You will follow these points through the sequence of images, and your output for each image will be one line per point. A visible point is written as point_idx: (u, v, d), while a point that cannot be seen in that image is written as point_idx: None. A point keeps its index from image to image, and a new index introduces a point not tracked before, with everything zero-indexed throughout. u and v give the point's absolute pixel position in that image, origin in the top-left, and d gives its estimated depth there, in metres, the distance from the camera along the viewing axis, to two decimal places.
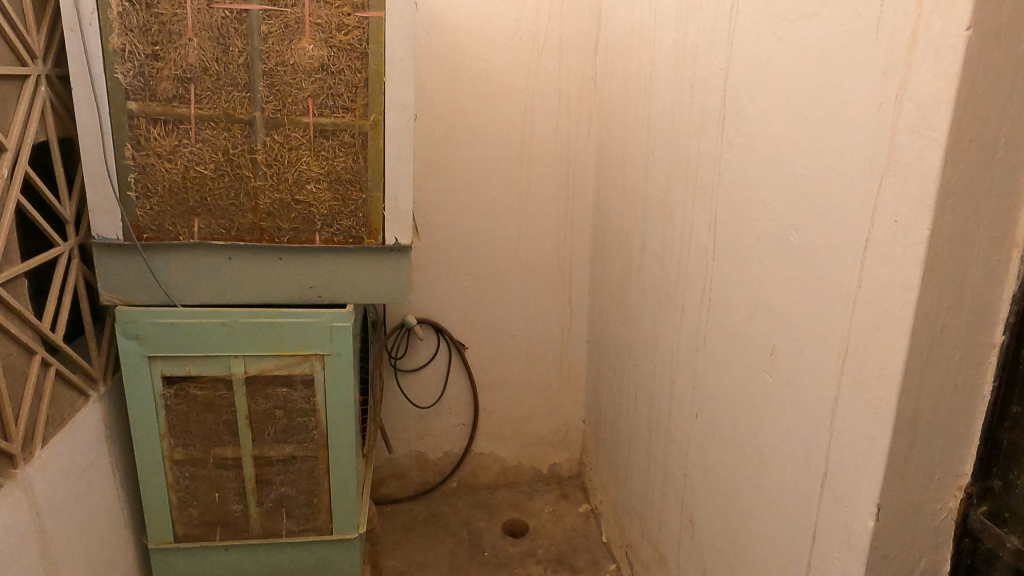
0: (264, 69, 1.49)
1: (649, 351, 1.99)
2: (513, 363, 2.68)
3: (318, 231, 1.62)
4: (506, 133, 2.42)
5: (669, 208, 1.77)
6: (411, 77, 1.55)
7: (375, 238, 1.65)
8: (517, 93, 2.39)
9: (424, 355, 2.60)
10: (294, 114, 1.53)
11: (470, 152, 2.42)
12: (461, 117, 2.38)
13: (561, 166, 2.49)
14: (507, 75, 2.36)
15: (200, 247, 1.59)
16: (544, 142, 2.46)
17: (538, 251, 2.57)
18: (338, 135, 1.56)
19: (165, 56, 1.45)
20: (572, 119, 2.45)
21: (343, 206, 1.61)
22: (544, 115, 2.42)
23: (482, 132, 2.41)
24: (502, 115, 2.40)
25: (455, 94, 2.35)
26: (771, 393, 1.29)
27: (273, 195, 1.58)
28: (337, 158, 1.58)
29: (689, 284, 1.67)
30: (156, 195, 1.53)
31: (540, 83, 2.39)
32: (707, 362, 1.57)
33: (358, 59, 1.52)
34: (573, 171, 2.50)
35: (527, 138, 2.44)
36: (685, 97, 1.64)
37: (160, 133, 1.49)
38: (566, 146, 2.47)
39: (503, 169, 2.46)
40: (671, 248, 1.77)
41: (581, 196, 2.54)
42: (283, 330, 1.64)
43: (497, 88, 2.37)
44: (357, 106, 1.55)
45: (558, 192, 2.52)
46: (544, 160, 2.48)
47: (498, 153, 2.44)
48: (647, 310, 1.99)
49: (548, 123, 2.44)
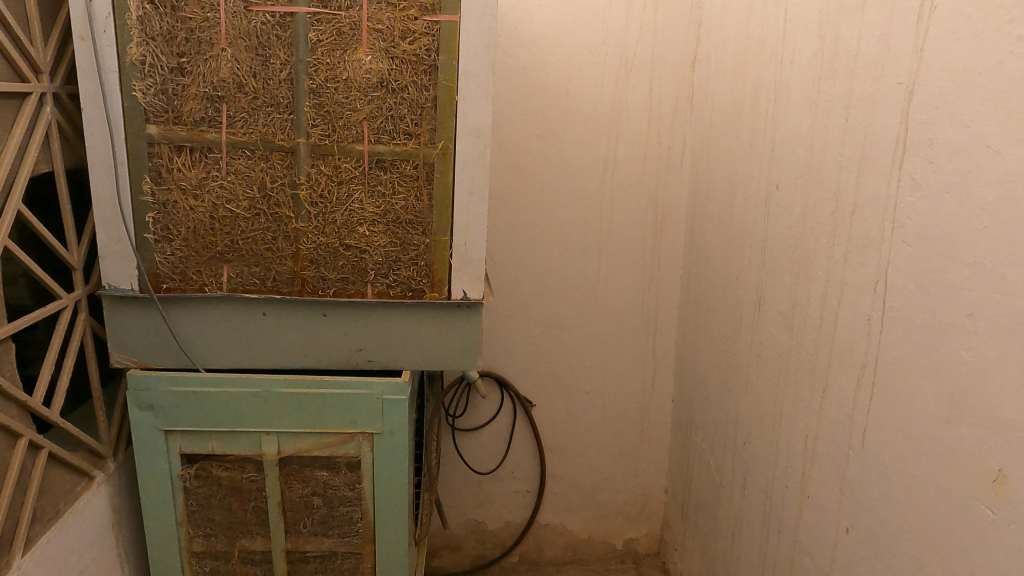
0: (311, 85, 1.21)
1: (765, 431, 1.62)
2: (586, 424, 2.33)
3: (370, 282, 1.33)
4: (585, 162, 2.11)
5: (804, 260, 1.41)
6: (489, 97, 1.25)
7: (439, 290, 1.35)
8: (598, 117, 2.07)
9: (485, 413, 2.28)
10: (346, 140, 1.25)
11: (543, 183, 2.11)
12: (533, 143, 2.08)
13: (648, 199, 2.16)
14: (588, 96, 2.05)
15: (229, 301, 1.31)
16: (630, 172, 2.13)
17: (619, 297, 2.23)
18: (398, 166, 1.27)
19: (193, 70, 1.19)
20: (663, 147, 2.11)
21: (401, 252, 1.32)
22: (630, 142, 2.10)
23: (557, 160, 2.10)
24: (580, 141, 2.09)
25: (528, 117, 2.05)
26: (993, 534, 0.92)
27: (318, 238, 1.29)
28: (396, 194, 1.29)
29: (835, 358, 1.30)
30: (178, 237, 1.26)
31: (628, 103, 2.07)
32: (867, 465, 1.20)
33: (425, 73, 1.23)
34: (662, 205, 2.16)
35: (610, 168, 2.12)
36: (833, 122, 1.29)
37: (185, 163, 1.22)
38: (655, 177, 2.14)
39: (580, 202, 2.14)
40: (805, 308, 1.41)
41: (671, 234, 2.19)
42: (325, 404, 1.34)
43: (576, 111, 2.06)
44: (423, 131, 1.26)
45: (643, 230, 2.18)
46: (628, 193, 2.14)
47: (575, 184, 2.12)
48: (762, 378, 1.63)
49: (634, 151, 2.11)
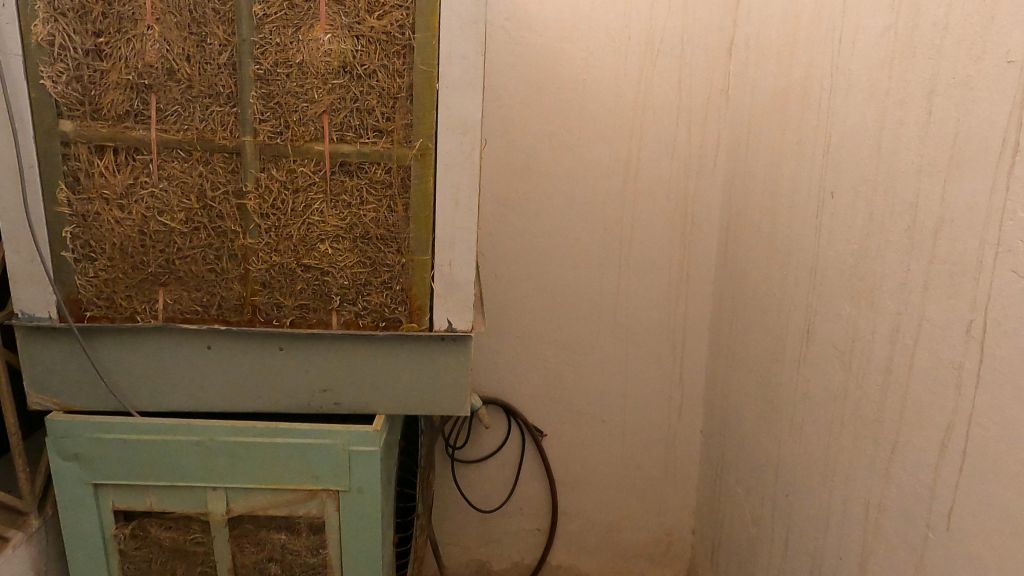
0: (258, 71, 0.98)
1: (815, 485, 1.35)
2: (603, 457, 2.08)
3: (335, 310, 1.10)
4: (604, 163, 1.86)
5: (867, 284, 1.15)
6: (479, 87, 1.01)
7: (418, 320, 1.12)
8: (619, 112, 1.82)
9: (490, 444, 2.04)
10: (302, 139, 1.02)
11: (555, 188, 1.87)
12: (545, 143, 1.83)
13: (675, 206, 1.90)
14: (608, 88, 1.80)
15: (166, 333, 1.09)
16: (656, 175, 1.87)
17: (641, 316, 1.98)
18: (366, 170, 1.04)
19: (114, 53, 0.97)
20: (693, 146, 1.86)
21: (372, 274, 1.09)
22: (656, 140, 1.85)
23: (572, 162, 1.85)
24: (599, 139, 1.84)
25: (539, 112, 1.81)
26: None
27: (271, 258, 1.07)
28: (365, 205, 1.06)
29: (909, 411, 1.04)
30: (103, 256, 1.05)
31: (653, 96, 1.81)
32: (955, 554, 0.93)
33: (398, 55, 1.00)
34: (691, 212, 1.91)
35: (633, 170, 1.87)
36: (910, 114, 1.03)
37: (107, 166, 1.01)
38: (684, 180, 1.88)
39: (598, 209, 1.89)
40: (868, 343, 1.15)
41: (702, 245, 1.93)
42: (281, 456, 1.12)
43: (594, 105, 1.81)
44: (397, 128, 1.03)
45: (670, 240, 1.93)
46: (653, 199, 1.89)
47: (593, 188, 1.87)
48: (811, 421, 1.37)
49: (660, 151, 1.86)
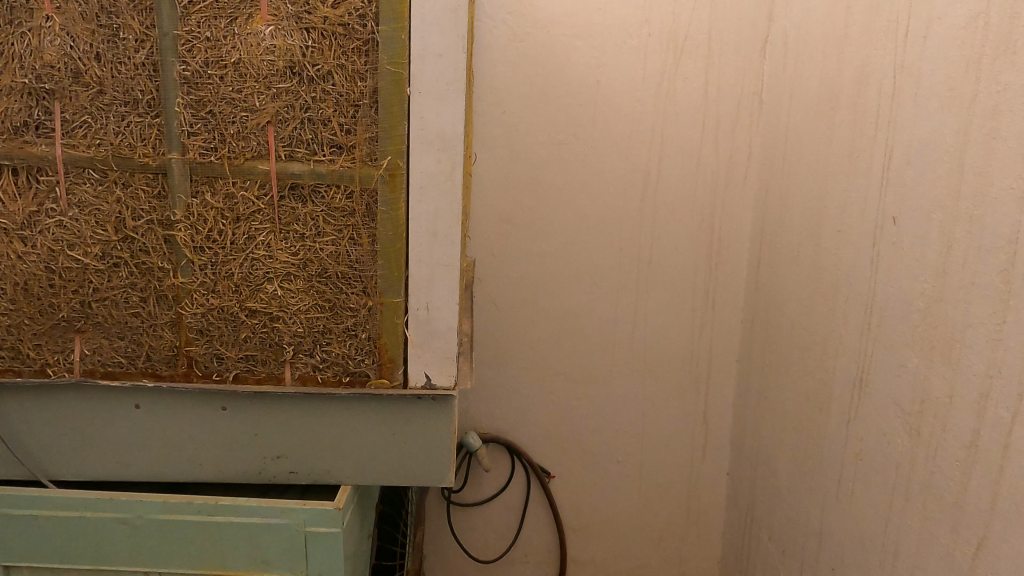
0: (185, 73, 0.80)
1: (870, 566, 1.13)
2: (617, 502, 1.87)
3: (288, 363, 0.91)
4: (620, 176, 1.65)
5: (944, 333, 0.93)
6: (460, 92, 0.83)
7: (389, 375, 0.92)
8: (637, 118, 1.61)
9: (491, 485, 1.84)
10: (241, 156, 0.83)
11: (566, 203, 1.66)
12: (553, 152, 1.63)
13: (700, 224, 1.69)
14: (625, 92, 1.59)
15: (83, 389, 0.90)
16: (679, 189, 1.66)
17: (661, 346, 1.77)
18: (322, 195, 0.85)
19: (7, 51, 0.78)
20: (722, 157, 1.65)
21: (332, 320, 0.90)
22: (679, 150, 1.64)
23: (584, 174, 1.64)
24: (615, 149, 1.63)
25: (546, 118, 1.61)
26: None
27: (207, 300, 0.87)
28: (321, 236, 0.86)
29: (1005, 500, 0.82)
30: (5, 298, 0.86)
31: (676, 100, 1.60)
32: None
33: (358, 53, 0.81)
34: (718, 230, 1.69)
35: (653, 183, 1.65)
36: (1010, 123, 0.81)
37: (4, 190, 0.82)
38: (710, 195, 1.67)
39: (613, 227, 1.68)
40: (945, 406, 0.93)
41: (730, 267, 1.72)
42: (225, 536, 0.92)
43: (609, 110, 1.61)
44: (359, 142, 0.84)
45: (693, 262, 1.71)
46: (675, 216, 1.68)
47: (608, 204, 1.67)
48: (865, 488, 1.15)
49: (683, 162, 1.65)
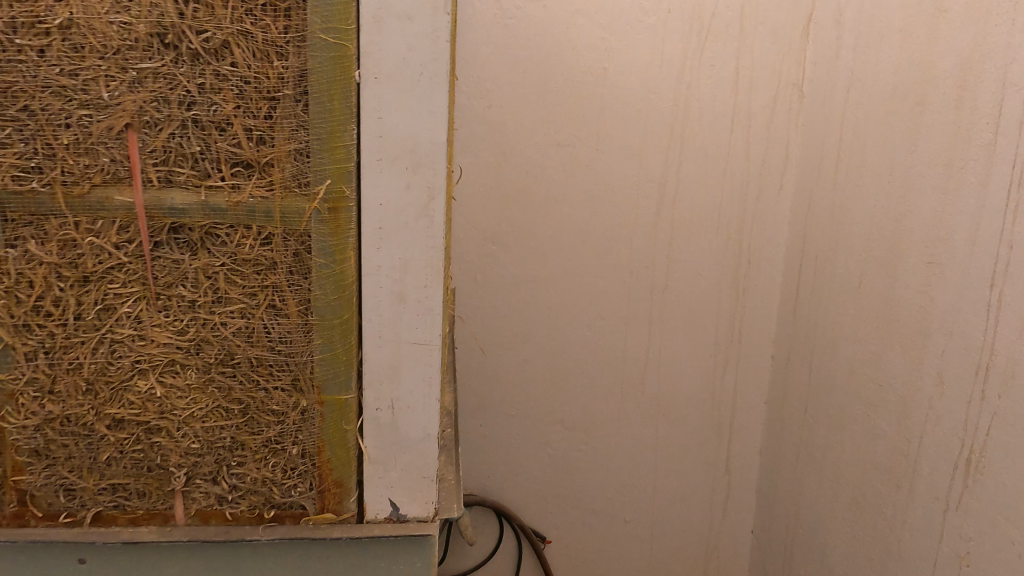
0: None
1: None
2: (624, 569, 1.58)
3: (178, 495, 0.59)
4: (631, 185, 1.36)
5: None
6: (441, 79, 0.52)
7: (337, 505, 0.61)
8: (651, 114, 1.32)
9: (475, 554, 1.53)
10: (84, 180, 0.51)
11: (565, 218, 1.36)
12: (550, 156, 1.33)
13: (725, 242, 1.41)
14: (638, 82, 1.30)
15: None
16: (701, 200, 1.38)
17: (677, 387, 1.49)
18: (222, 240, 0.54)
19: None
20: (753, 161, 1.36)
21: (245, 429, 0.58)
22: (702, 154, 1.35)
23: (588, 183, 1.35)
24: (625, 152, 1.34)
25: (542, 113, 1.30)
26: None
27: (44, 405, 0.56)
28: (223, 303, 0.55)
29: None
30: None
31: (700, 94, 1.32)
32: None
33: (272, 12, 0.50)
34: (746, 250, 1.42)
35: (670, 193, 1.37)
36: None
37: None
38: (738, 208, 1.39)
39: (622, 247, 1.39)
40: None
41: (760, 292, 1.44)
42: None
43: (618, 104, 1.31)
44: (278, 158, 0.53)
45: (716, 288, 1.43)
46: (696, 233, 1.40)
47: (616, 219, 1.37)
48: None
49: (706, 169, 1.36)
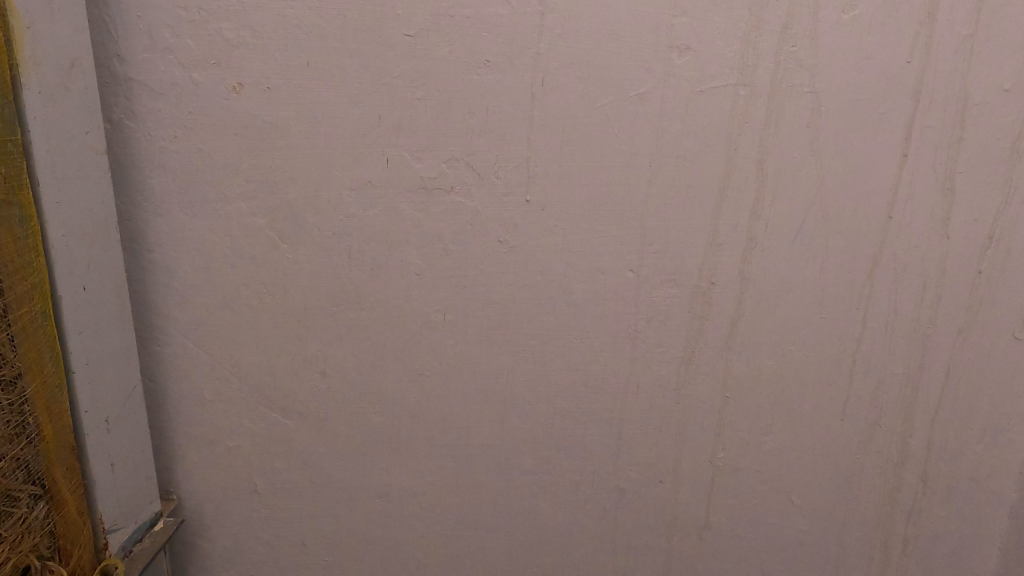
0: None
1: None
2: None
3: None
4: (617, 293, 0.53)
5: None
6: None
7: None
8: (673, 111, 0.48)
9: None
10: None
11: (451, 367, 0.56)
12: (405, 219, 0.52)
13: (864, 436, 0.56)
14: (635, 24, 0.47)
15: None
16: (806, 335, 0.53)
17: None
18: None
19: None
20: (961, 239, 0.50)
21: None
22: (816, 219, 0.50)
23: (506, 285, 0.53)
24: (603, 212, 0.51)
25: (376, 109, 0.50)
26: None
27: None
28: None
29: None
30: None
31: (818, 52, 0.47)
32: None
33: None
34: (917, 455, 0.56)
35: (725, 316, 0.53)
36: None
37: None
38: (905, 356, 0.53)
39: (597, 436, 0.57)
40: None
41: (944, 549, 0.59)
42: None
43: (581, 85, 0.48)
44: None
45: (830, 538, 0.59)
46: (787, 412, 0.55)
47: (581, 373, 0.55)
48: None
49: (825, 257, 0.51)
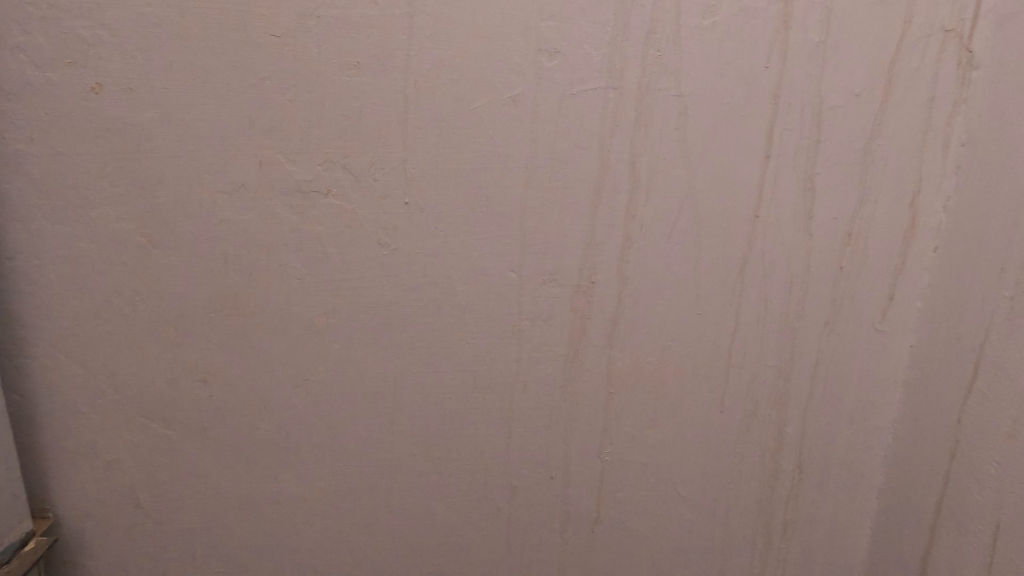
0: None
1: None
2: None
3: None
4: (500, 293, 0.53)
5: None
6: None
7: None
8: (545, 113, 0.49)
9: None
10: None
11: (337, 372, 0.55)
12: (281, 223, 0.51)
13: (742, 427, 0.58)
14: (504, 28, 0.47)
15: None
16: (684, 331, 0.55)
17: None
18: None
19: None
20: (823, 236, 0.53)
21: None
22: (688, 219, 0.52)
23: (388, 287, 0.53)
24: (482, 214, 0.51)
25: (247, 111, 0.49)
26: None
27: None
28: None
29: None
30: None
31: (682, 57, 0.48)
32: None
33: None
34: (792, 443, 0.59)
35: (606, 314, 0.54)
36: None
37: None
38: (778, 348, 0.55)
39: (487, 435, 0.57)
40: None
41: (822, 531, 0.62)
42: None
43: (453, 87, 0.48)
44: None
45: (716, 525, 0.61)
46: (669, 405, 0.57)
47: (468, 374, 0.55)
48: None
49: (697, 255, 0.53)
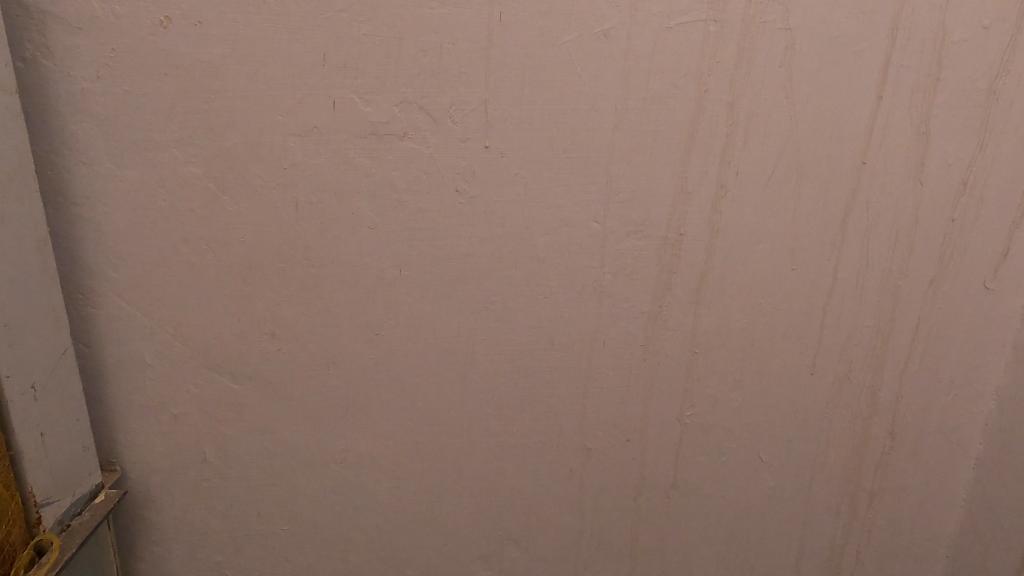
0: None
1: None
2: None
3: None
4: (583, 244, 0.50)
5: None
6: None
7: None
8: (640, 49, 0.45)
9: None
10: None
11: (410, 326, 0.53)
12: (356, 168, 0.48)
13: (833, 391, 0.55)
14: None
15: None
16: (777, 287, 0.51)
17: None
18: None
19: None
20: (935, 186, 0.49)
21: None
22: (789, 165, 0.48)
23: (465, 237, 0.50)
24: (567, 159, 0.48)
25: (322, 47, 0.46)
26: None
27: None
28: None
29: None
30: None
31: None
32: None
33: None
34: (886, 408, 0.55)
35: (695, 268, 0.51)
36: None
37: None
38: (877, 307, 0.52)
39: (563, 394, 0.55)
40: None
41: (912, 501, 0.59)
42: None
43: (542, 21, 0.45)
44: None
45: (798, 493, 0.58)
46: (756, 366, 0.54)
47: (546, 330, 0.53)
48: None
49: (796, 205, 0.49)
